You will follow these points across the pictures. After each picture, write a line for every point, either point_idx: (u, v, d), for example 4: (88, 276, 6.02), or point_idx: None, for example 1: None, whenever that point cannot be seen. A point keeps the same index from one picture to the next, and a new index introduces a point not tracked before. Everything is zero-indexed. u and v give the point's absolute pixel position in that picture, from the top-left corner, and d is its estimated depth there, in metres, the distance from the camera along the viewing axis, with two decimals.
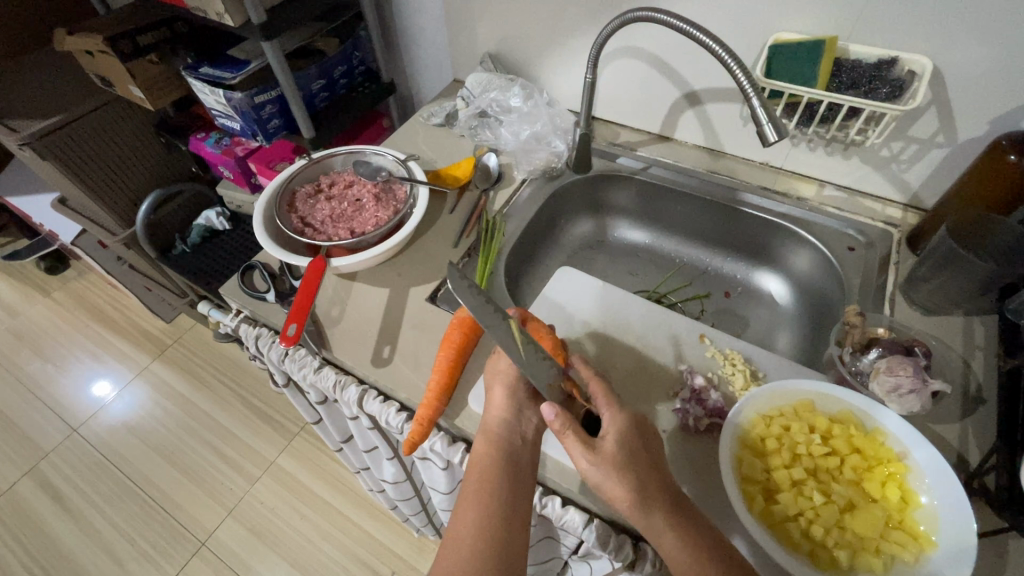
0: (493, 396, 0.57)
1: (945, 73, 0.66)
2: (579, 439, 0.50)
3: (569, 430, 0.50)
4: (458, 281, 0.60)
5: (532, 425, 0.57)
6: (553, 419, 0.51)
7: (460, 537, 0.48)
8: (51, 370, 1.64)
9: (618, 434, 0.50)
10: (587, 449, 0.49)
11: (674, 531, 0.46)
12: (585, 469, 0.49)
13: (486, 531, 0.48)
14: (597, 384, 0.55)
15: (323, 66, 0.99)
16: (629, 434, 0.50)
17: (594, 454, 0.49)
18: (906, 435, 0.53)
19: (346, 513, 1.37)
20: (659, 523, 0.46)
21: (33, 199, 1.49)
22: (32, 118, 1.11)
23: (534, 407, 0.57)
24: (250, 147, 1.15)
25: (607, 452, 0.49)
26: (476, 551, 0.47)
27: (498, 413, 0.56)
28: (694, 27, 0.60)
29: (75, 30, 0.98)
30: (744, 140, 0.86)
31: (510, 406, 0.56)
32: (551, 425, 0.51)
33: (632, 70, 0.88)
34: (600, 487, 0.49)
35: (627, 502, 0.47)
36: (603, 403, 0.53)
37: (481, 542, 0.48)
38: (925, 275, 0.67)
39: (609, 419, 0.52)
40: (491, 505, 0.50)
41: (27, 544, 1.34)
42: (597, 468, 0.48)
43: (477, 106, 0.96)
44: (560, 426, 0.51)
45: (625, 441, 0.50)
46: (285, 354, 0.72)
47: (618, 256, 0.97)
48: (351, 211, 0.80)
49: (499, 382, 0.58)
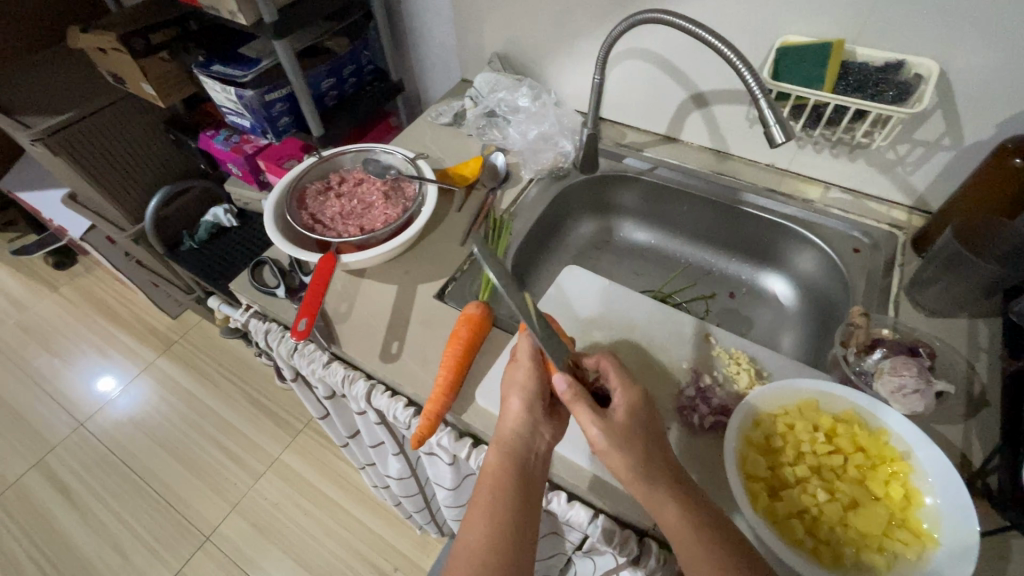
0: (507, 405, 0.58)
1: (952, 76, 0.66)
2: (591, 408, 0.51)
3: (579, 400, 0.52)
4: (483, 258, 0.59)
5: (546, 441, 0.56)
6: (564, 389, 0.52)
7: (471, 549, 0.48)
8: (57, 364, 1.66)
9: (628, 409, 0.52)
10: (598, 418, 0.50)
11: (677, 503, 0.46)
12: (592, 436, 0.50)
13: (497, 542, 0.48)
14: (611, 361, 0.55)
15: (333, 65, 1.00)
16: (639, 413, 0.52)
17: (603, 422, 0.50)
18: (909, 435, 0.54)
19: (349, 510, 1.37)
20: (661, 494, 0.47)
21: (43, 194, 1.51)
22: (44, 114, 1.13)
23: (548, 423, 0.57)
24: (259, 144, 1.16)
25: (617, 422, 0.50)
26: (486, 560, 0.47)
27: (512, 422, 0.56)
28: (702, 28, 0.60)
29: (89, 27, 0.99)
30: (751, 141, 0.87)
31: (525, 417, 0.57)
32: (562, 394, 0.52)
33: (639, 71, 0.89)
34: (605, 455, 0.50)
35: (629, 472, 0.48)
36: (616, 382, 0.54)
37: (492, 554, 0.47)
38: (929, 277, 0.67)
39: (621, 394, 0.53)
40: (501, 512, 0.50)
41: (33, 536, 1.35)
42: (605, 437, 0.50)
43: (484, 106, 0.97)
44: (571, 397, 0.52)
45: (634, 417, 0.51)
46: (294, 349, 0.73)
47: (623, 255, 0.98)
48: (361, 208, 0.82)
49: (515, 391, 0.58)
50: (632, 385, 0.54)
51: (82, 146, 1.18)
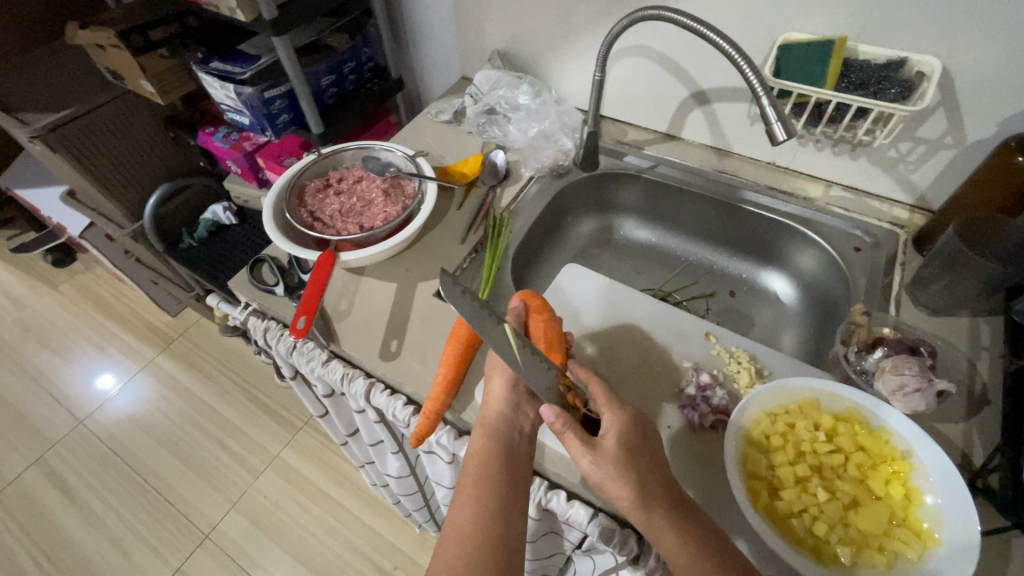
0: (490, 387, 0.58)
1: (955, 73, 0.66)
2: (579, 438, 0.50)
3: (569, 430, 0.50)
4: (450, 288, 0.59)
5: (530, 419, 0.57)
6: (553, 420, 0.50)
7: (459, 532, 0.49)
8: (57, 361, 1.66)
9: (619, 434, 0.50)
10: (587, 448, 0.49)
11: (675, 529, 0.46)
12: (585, 468, 0.49)
13: (483, 524, 0.49)
14: (600, 384, 0.54)
15: (333, 62, 1.00)
16: (630, 434, 0.50)
17: (595, 453, 0.49)
18: (910, 433, 0.54)
19: (348, 507, 1.37)
20: (659, 521, 0.46)
21: (42, 192, 1.50)
22: (42, 111, 1.12)
23: (530, 403, 0.58)
24: (258, 142, 1.15)
25: (607, 451, 0.49)
26: (473, 542, 0.48)
27: (496, 404, 0.56)
28: (704, 26, 0.60)
29: (87, 24, 0.99)
30: (752, 140, 0.86)
31: (510, 396, 0.57)
32: (550, 425, 0.50)
33: (640, 69, 0.88)
34: (602, 486, 0.49)
35: (627, 501, 0.47)
36: (603, 404, 0.52)
37: (478, 536, 0.48)
38: (931, 276, 0.67)
39: (609, 418, 0.51)
40: (487, 497, 0.50)
41: (32, 533, 1.35)
42: (598, 467, 0.48)
43: (484, 103, 0.97)
44: (560, 426, 0.50)
45: (626, 440, 0.50)
46: (293, 347, 0.73)
47: (623, 253, 0.97)
48: (360, 206, 0.81)
49: (498, 373, 0.58)
50: (620, 406, 0.52)
51: (81, 144, 1.17)
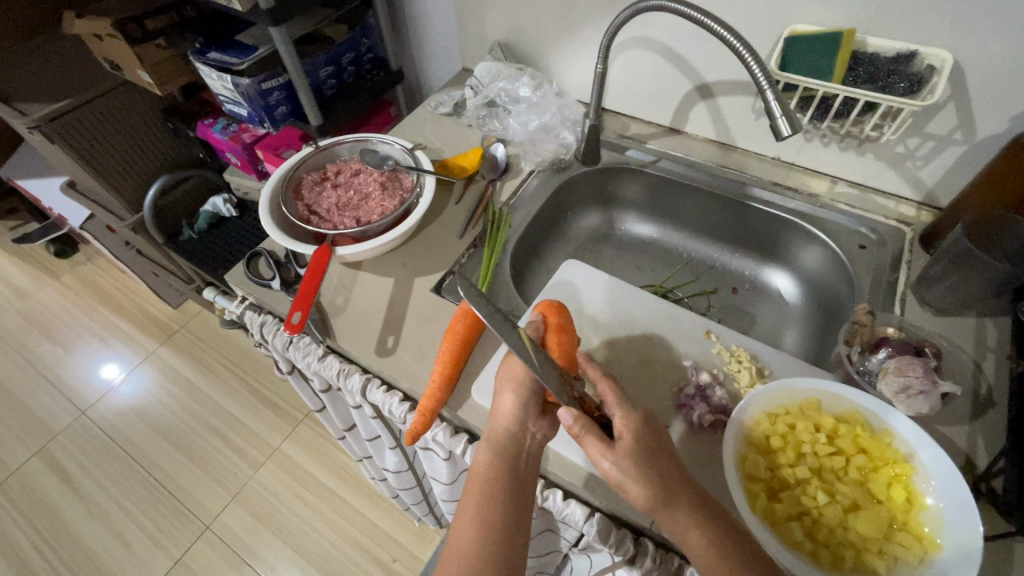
0: (500, 402, 0.56)
1: (969, 66, 0.64)
2: (598, 439, 0.49)
3: (588, 432, 0.49)
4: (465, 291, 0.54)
5: (536, 439, 0.55)
6: (571, 423, 0.49)
7: (459, 551, 0.48)
8: (59, 352, 1.66)
9: (634, 432, 0.49)
10: (607, 449, 0.48)
11: (701, 529, 0.45)
12: (605, 469, 0.48)
13: (483, 545, 0.48)
14: (612, 385, 0.52)
15: (332, 52, 0.98)
16: (646, 436, 0.49)
17: (614, 454, 0.48)
18: (913, 436, 0.52)
19: (347, 500, 1.38)
20: (683, 519, 0.45)
21: (43, 182, 1.50)
22: (42, 102, 1.12)
23: (539, 421, 0.56)
24: (258, 134, 1.14)
25: (624, 450, 0.48)
26: (473, 564, 0.47)
27: (503, 420, 0.55)
28: (708, 17, 0.58)
29: (83, 13, 0.98)
30: (756, 134, 0.85)
31: (516, 414, 0.55)
32: (568, 427, 0.49)
33: (643, 60, 0.87)
34: (622, 487, 0.47)
35: (649, 501, 0.46)
36: (614, 403, 0.51)
37: (480, 556, 0.47)
38: (937, 275, 0.65)
39: (622, 418, 0.50)
40: (489, 517, 0.49)
41: (36, 522, 1.36)
42: (618, 467, 0.47)
43: (485, 95, 0.94)
44: (578, 429, 0.49)
45: (640, 439, 0.49)
46: (290, 342, 0.72)
47: (625, 248, 0.96)
48: (358, 200, 0.80)
49: (507, 387, 0.57)
50: (632, 408, 0.51)
51: (80, 135, 1.17)
